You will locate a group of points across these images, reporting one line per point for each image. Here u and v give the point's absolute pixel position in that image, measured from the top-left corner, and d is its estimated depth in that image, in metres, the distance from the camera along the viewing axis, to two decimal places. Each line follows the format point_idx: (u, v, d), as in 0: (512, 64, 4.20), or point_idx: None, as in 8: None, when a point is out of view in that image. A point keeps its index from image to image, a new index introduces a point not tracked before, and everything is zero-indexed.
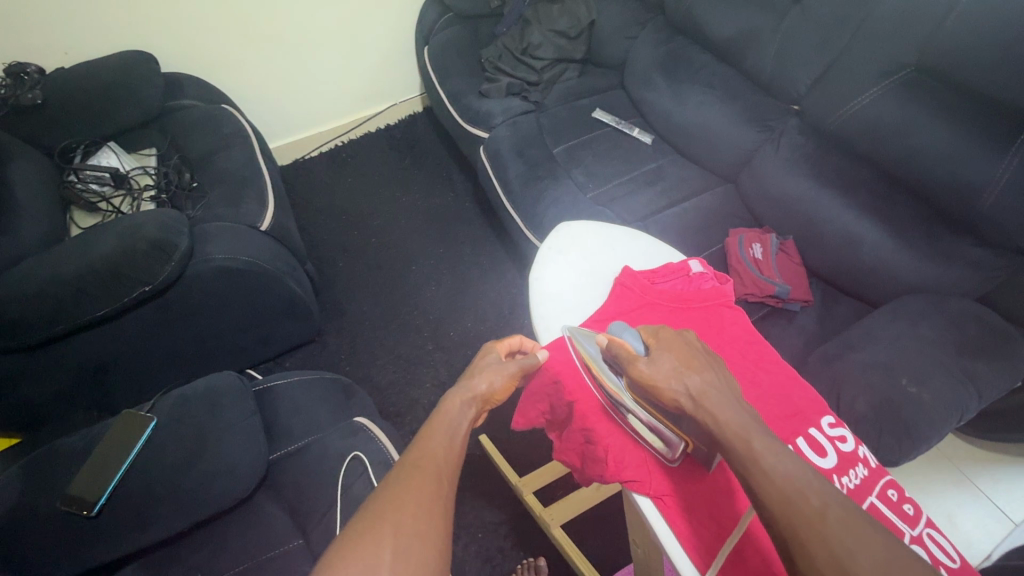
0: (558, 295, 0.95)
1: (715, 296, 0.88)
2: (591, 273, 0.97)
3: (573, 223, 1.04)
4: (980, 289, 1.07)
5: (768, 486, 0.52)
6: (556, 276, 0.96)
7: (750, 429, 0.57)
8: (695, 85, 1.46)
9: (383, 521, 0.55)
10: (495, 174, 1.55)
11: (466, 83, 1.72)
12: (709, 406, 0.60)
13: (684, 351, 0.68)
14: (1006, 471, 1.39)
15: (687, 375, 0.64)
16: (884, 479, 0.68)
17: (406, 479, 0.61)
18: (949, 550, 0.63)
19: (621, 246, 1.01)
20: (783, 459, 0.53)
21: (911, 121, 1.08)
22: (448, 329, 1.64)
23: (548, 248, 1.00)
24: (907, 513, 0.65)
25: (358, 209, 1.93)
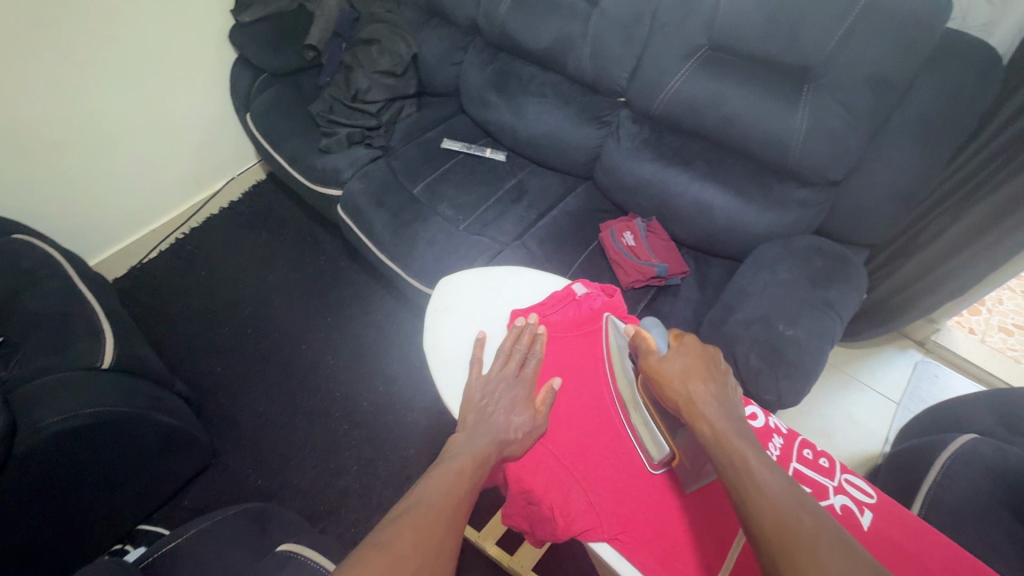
0: (457, 355, 0.91)
1: (607, 313, 0.91)
2: (483, 322, 0.94)
3: (453, 275, 1.02)
4: (814, 223, 1.21)
5: (763, 500, 0.52)
6: (449, 336, 0.93)
7: (748, 443, 0.59)
8: (530, 96, 1.49)
9: (363, 558, 0.52)
10: (362, 230, 1.47)
11: (303, 143, 1.62)
12: (706, 413, 0.63)
13: (701, 359, 0.70)
14: (879, 359, 1.60)
15: (693, 381, 0.67)
16: (798, 441, 0.74)
17: (401, 522, 0.59)
18: (865, 486, 0.69)
19: (505, 284, 1.00)
20: (778, 478, 0.54)
21: (719, 93, 1.18)
22: (360, 400, 1.53)
23: (434, 310, 0.97)
24: (825, 466, 0.72)
25: (223, 301, 1.74)
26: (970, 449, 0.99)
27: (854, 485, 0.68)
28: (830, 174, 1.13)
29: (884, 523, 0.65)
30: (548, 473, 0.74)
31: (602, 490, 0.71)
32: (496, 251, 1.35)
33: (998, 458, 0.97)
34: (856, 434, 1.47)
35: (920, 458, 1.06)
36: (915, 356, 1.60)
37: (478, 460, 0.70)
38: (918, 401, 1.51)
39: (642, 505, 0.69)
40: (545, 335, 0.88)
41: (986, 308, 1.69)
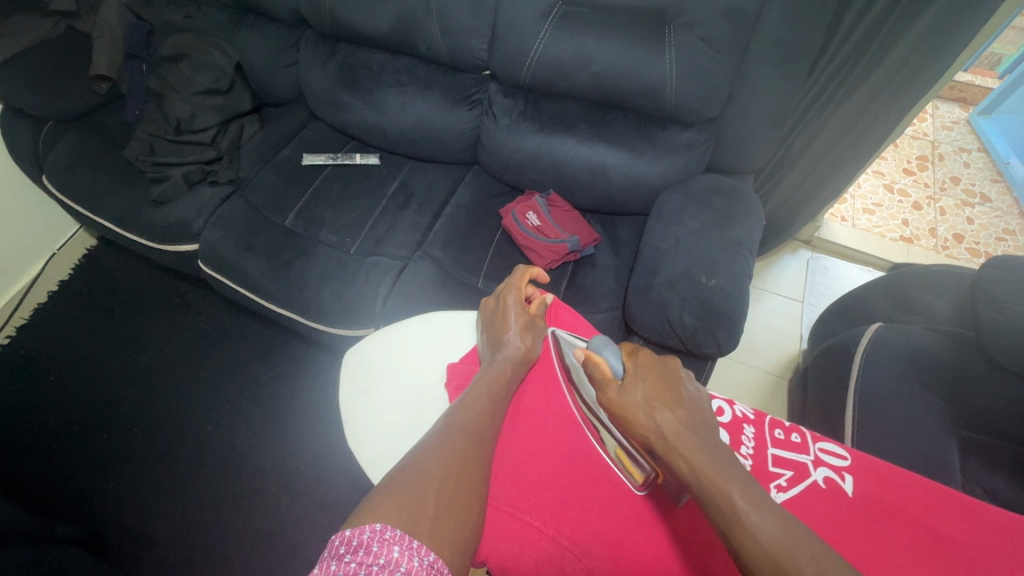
0: (395, 440, 0.74)
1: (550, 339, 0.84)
2: (413, 392, 0.79)
3: (359, 343, 0.85)
4: (704, 162, 1.22)
5: (756, 554, 0.50)
6: (378, 418, 0.76)
7: (732, 479, 0.54)
8: (386, 87, 1.33)
9: (405, 471, 0.56)
10: (236, 282, 1.26)
11: (129, 196, 1.33)
12: (681, 450, 0.58)
13: (663, 381, 0.65)
14: (778, 266, 1.72)
15: (659, 411, 0.62)
16: (768, 423, 0.72)
17: (451, 441, 0.61)
18: (838, 449, 0.69)
19: (426, 338, 0.85)
20: (771, 520, 0.51)
21: (586, 51, 1.11)
22: (295, 464, 1.36)
23: (350, 393, 0.79)
24: (796, 441, 0.70)
25: (89, 404, 1.45)
26: (877, 339, 1.10)
27: (829, 452, 0.67)
28: (707, 112, 1.12)
29: (866, 483, 0.65)
30: (534, 549, 0.64)
31: (598, 551, 0.63)
32: (399, 269, 1.23)
33: (899, 340, 1.08)
34: (776, 340, 1.59)
35: (841, 356, 1.15)
36: (805, 254, 1.74)
37: (496, 375, 0.72)
38: (817, 294, 1.66)
39: (641, 550, 0.62)
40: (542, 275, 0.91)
41: (849, 195, 1.87)
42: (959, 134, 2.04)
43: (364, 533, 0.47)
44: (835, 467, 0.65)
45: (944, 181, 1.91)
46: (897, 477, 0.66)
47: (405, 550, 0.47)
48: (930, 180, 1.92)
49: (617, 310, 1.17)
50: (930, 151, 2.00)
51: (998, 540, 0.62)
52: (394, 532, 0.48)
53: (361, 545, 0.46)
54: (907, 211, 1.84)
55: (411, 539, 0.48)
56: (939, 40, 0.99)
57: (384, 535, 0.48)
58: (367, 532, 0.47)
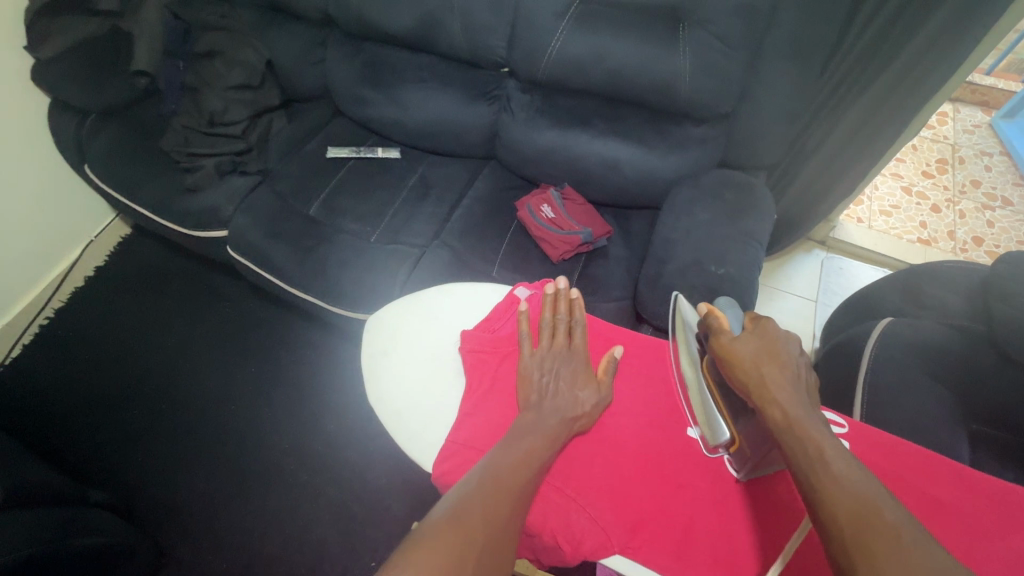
0: (409, 402, 0.78)
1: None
2: (430, 357, 0.82)
3: (380, 310, 0.88)
4: (716, 157, 1.24)
5: (839, 495, 0.50)
6: (395, 380, 0.80)
7: (825, 435, 0.55)
8: (409, 84, 1.38)
9: (444, 528, 0.53)
10: (262, 267, 1.32)
11: (164, 184, 1.41)
12: (780, 400, 0.59)
13: (778, 341, 0.64)
14: (793, 266, 1.73)
15: (767, 364, 0.62)
16: None
17: (489, 495, 0.58)
18: (836, 417, 0.70)
19: (443, 308, 0.88)
20: (855, 472, 0.52)
21: (602, 47, 1.14)
22: (312, 445, 1.41)
23: (370, 356, 0.82)
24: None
25: (121, 383, 1.52)
26: (889, 330, 1.11)
27: (830, 419, 0.68)
28: (720, 108, 1.15)
29: (863, 450, 0.66)
30: (541, 498, 0.66)
31: (602, 503, 0.66)
32: (417, 257, 1.27)
33: (910, 333, 1.09)
34: None
35: (851, 350, 1.15)
36: (820, 254, 1.74)
37: (549, 437, 0.67)
38: (831, 294, 1.65)
39: (647, 503, 0.66)
40: (580, 302, 0.82)
41: (866, 196, 1.86)
42: (980, 137, 2.02)
43: None
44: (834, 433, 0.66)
45: (964, 184, 1.90)
46: (896, 444, 0.67)
47: None
48: (950, 183, 1.90)
49: (627, 300, 1.19)
50: (950, 154, 1.98)
51: (993, 508, 0.63)
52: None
53: None
54: (925, 213, 1.83)
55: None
56: (952, 36, 1.01)
57: None
58: None
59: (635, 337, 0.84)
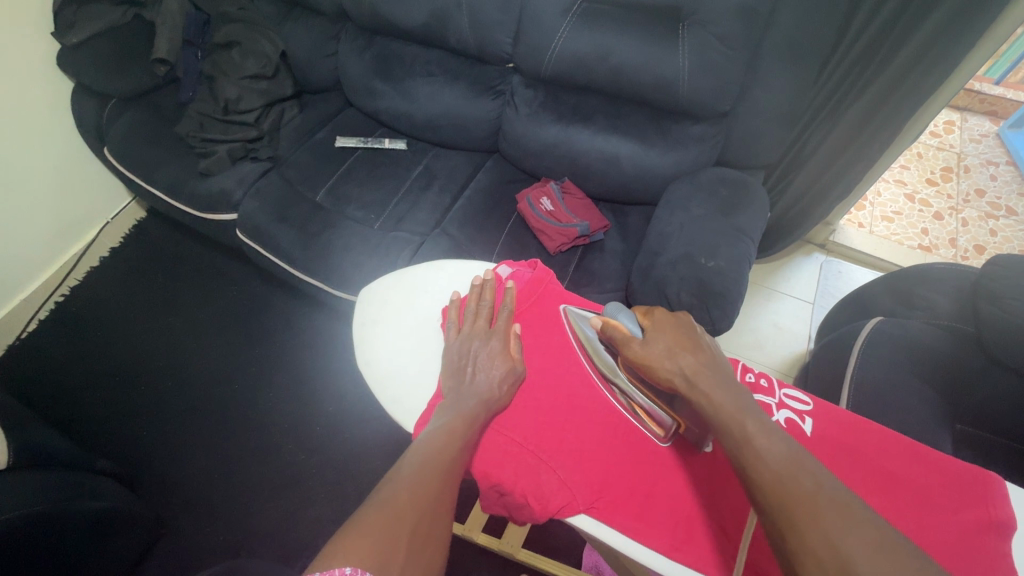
0: (395, 369, 0.81)
1: (541, 286, 0.86)
2: (415, 328, 0.85)
3: (372, 284, 0.92)
4: (714, 155, 1.26)
5: (764, 471, 0.53)
6: (382, 349, 0.83)
7: (746, 411, 0.58)
8: (417, 77, 1.42)
9: (369, 511, 0.54)
10: (268, 250, 1.37)
11: (179, 168, 1.46)
12: (700, 385, 0.62)
13: (681, 332, 0.68)
14: (792, 268, 1.74)
15: (680, 355, 0.65)
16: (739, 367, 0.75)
17: (413, 473, 0.60)
18: (801, 395, 0.72)
19: (430, 284, 0.91)
20: (776, 443, 0.54)
21: (604, 45, 1.17)
22: (312, 426, 1.45)
23: (359, 325, 0.86)
24: (764, 386, 0.73)
25: (131, 359, 1.57)
26: (876, 331, 1.12)
27: (794, 397, 0.70)
28: (720, 107, 1.17)
29: (826, 425, 0.68)
30: (510, 460, 0.69)
31: (570, 465, 0.68)
32: (418, 244, 1.31)
33: (898, 333, 1.10)
34: (784, 339, 1.61)
35: (840, 348, 1.17)
36: (819, 257, 1.75)
37: (467, 420, 0.68)
38: (828, 296, 1.67)
39: (613, 467, 0.68)
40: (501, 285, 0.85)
41: (868, 202, 1.87)
42: (987, 147, 2.02)
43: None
44: (794, 409, 0.69)
45: (968, 192, 1.90)
46: (859, 424, 0.68)
47: None
48: (954, 191, 1.91)
49: (621, 292, 1.22)
50: (956, 162, 1.98)
51: (956, 488, 0.62)
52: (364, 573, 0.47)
53: None
54: (928, 220, 1.83)
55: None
56: (949, 42, 1.02)
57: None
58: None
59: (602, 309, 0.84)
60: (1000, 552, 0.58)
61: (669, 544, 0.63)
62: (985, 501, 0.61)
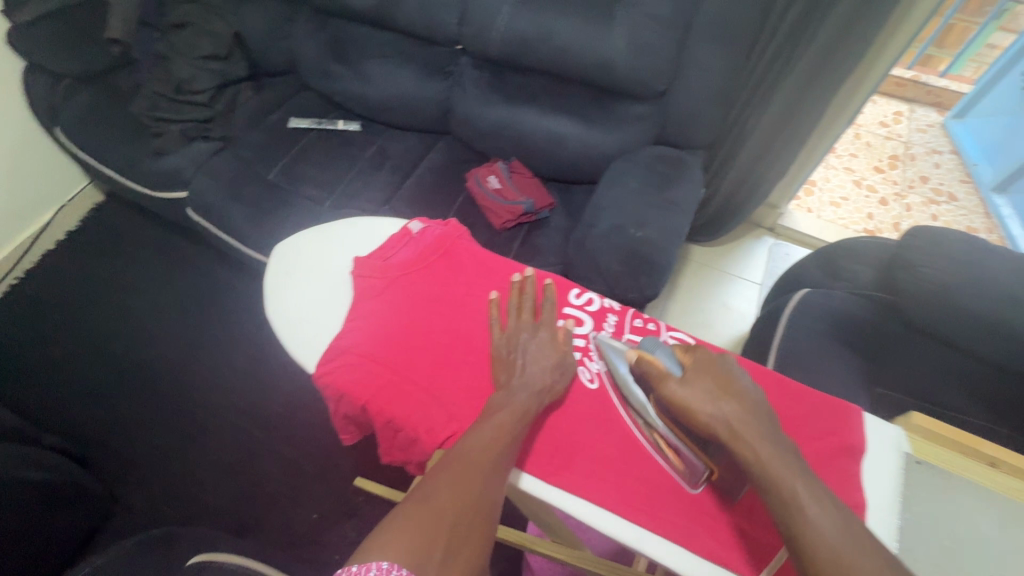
0: (305, 315, 0.81)
1: (450, 240, 0.83)
2: (332, 278, 0.85)
3: (290, 237, 0.90)
4: (654, 134, 1.30)
5: (819, 546, 0.49)
6: (299, 299, 0.82)
7: (797, 472, 0.54)
8: (370, 59, 1.44)
9: (405, 512, 0.53)
10: (220, 228, 1.38)
11: (132, 146, 1.46)
12: (746, 438, 0.57)
13: (723, 375, 0.63)
14: (742, 250, 1.78)
15: (721, 401, 0.60)
16: (631, 314, 0.81)
17: (450, 470, 0.57)
18: (685, 336, 0.79)
19: (346, 235, 0.90)
20: (829, 512, 0.51)
21: (544, 25, 1.19)
22: (266, 403, 1.46)
23: (276, 275, 0.85)
24: (652, 329, 0.79)
25: (85, 339, 1.57)
26: (804, 300, 1.16)
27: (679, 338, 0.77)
28: (656, 86, 1.21)
29: None
30: (409, 398, 0.69)
31: (462, 402, 0.69)
32: None
33: (824, 303, 1.14)
34: (732, 318, 1.64)
35: (772, 318, 1.21)
36: (769, 241, 1.80)
37: (520, 414, 0.64)
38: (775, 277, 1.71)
39: None
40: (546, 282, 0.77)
41: (817, 188, 1.94)
42: (932, 137, 2.10)
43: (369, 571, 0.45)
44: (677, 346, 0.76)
45: (913, 179, 1.97)
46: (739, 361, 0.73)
47: None
48: (899, 178, 1.98)
49: (563, 266, 1.25)
50: (903, 151, 2.06)
51: (818, 413, 0.65)
52: (400, 570, 0.46)
53: None
54: (873, 205, 1.90)
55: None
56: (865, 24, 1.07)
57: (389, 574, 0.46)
58: (372, 571, 0.46)
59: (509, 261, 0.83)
60: (852, 471, 0.61)
61: (549, 469, 0.67)
62: (843, 427, 0.64)
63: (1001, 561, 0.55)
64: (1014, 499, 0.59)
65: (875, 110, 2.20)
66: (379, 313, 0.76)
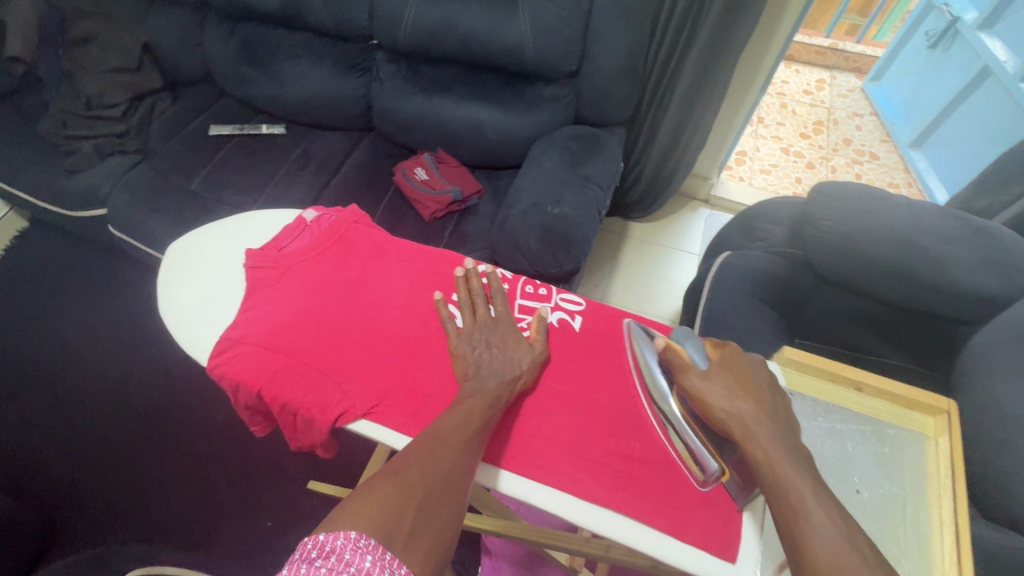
0: (198, 310, 0.81)
1: (343, 227, 0.86)
2: (225, 273, 0.85)
3: (184, 238, 0.90)
4: (571, 115, 1.32)
5: (817, 550, 0.49)
6: (190, 295, 0.82)
7: (806, 477, 0.54)
8: (284, 60, 1.42)
9: (382, 481, 0.54)
10: (143, 242, 1.34)
11: (44, 167, 1.42)
12: (758, 437, 0.57)
13: (747, 379, 0.63)
14: (679, 223, 1.82)
15: (739, 399, 0.61)
16: (522, 281, 0.84)
17: (426, 445, 0.58)
18: (576, 297, 0.82)
19: (240, 230, 0.90)
20: (834, 519, 0.50)
21: (449, 13, 1.20)
22: (209, 417, 1.43)
23: (167, 273, 0.85)
24: (543, 293, 0.82)
25: (16, 370, 1.51)
26: (727, 264, 1.19)
27: (568, 299, 0.81)
28: (566, 67, 1.23)
29: (592, 320, 0.79)
30: (301, 379, 0.71)
31: (355, 377, 0.72)
32: None
33: (744, 263, 1.18)
34: (673, 289, 1.67)
35: (699, 283, 1.25)
36: (704, 212, 1.84)
37: (491, 400, 0.65)
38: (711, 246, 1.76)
39: (393, 375, 0.72)
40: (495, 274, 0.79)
41: (747, 158, 2.00)
42: (853, 101, 2.19)
43: (336, 539, 0.46)
44: (564, 312, 0.80)
45: (837, 142, 2.05)
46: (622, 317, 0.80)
47: (377, 560, 0.46)
48: (824, 142, 2.06)
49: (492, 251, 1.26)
50: (826, 116, 2.14)
51: None
52: (369, 541, 0.47)
53: (333, 552, 0.45)
54: (801, 169, 1.97)
55: (384, 550, 0.47)
56: None
57: (357, 544, 0.46)
58: (340, 540, 0.46)
59: (404, 243, 0.86)
60: None
61: None
62: None
63: (868, 478, 0.63)
64: (878, 420, 0.67)
65: (799, 79, 2.28)
66: (272, 302, 0.78)
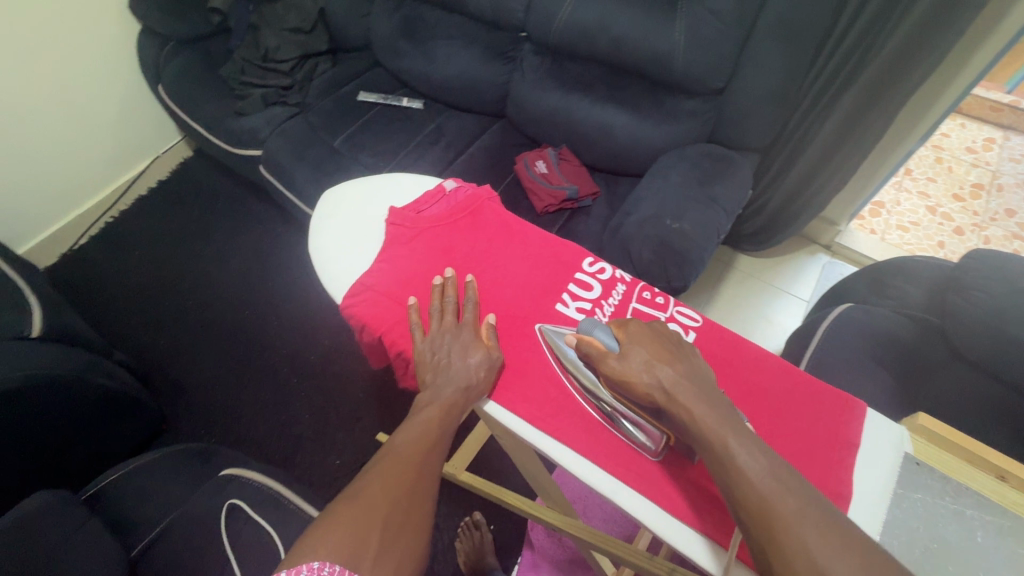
0: (338, 254, 0.89)
1: (477, 203, 0.90)
2: (367, 224, 0.93)
3: (337, 187, 0.99)
4: (706, 132, 1.29)
5: (748, 490, 0.50)
6: (334, 239, 0.91)
7: (727, 423, 0.55)
8: (438, 40, 1.51)
9: (338, 508, 0.54)
10: (284, 184, 1.49)
11: (220, 106, 1.62)
12: (682, 399, 0.57)
13: (660, 343, 0.64)
14: (794, 265, 1.71)
15: (658, 367, 0.61)
16: (641, 286, 0.83)
17: (382, 468, 0.59)
18: (693, 313, 0.79)
19: (385, 189, 0.97)
20: (759, 459, 0.52)
21: (605, 14, 1.22)
22: (306, 352, 1.57)
23: (318, 216, 0.95)
24: (660, 303, 0.80)
25: (162, 276, 1.74)
26: (848, 315, 1.11)
27: (684, 313, 0.78)
28: (712, 83, 1.20)
29: (706, 340, 0.76)
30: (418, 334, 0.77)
31: None
32: None
33: (867, 319, 1.09)
34: (773, 332, 1.58)
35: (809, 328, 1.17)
36: (823, 258, 1.72)
37: (448, 408, 0.67)
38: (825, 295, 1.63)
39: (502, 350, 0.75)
40: (469, 282, 0.79)
41: (885, 210, 1.83)
42: None
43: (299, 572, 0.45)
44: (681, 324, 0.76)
45: (996, 211, 1.82)
46: (740, 342, 0.75)
47: None
48: (981, 209, 1.84)
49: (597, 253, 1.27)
50: (989, 180, 1.91)
51: (820, 408, 0.69)
52: (332, 567, 0.47)
53: None
54: (946, 234, 1.78)
55: None
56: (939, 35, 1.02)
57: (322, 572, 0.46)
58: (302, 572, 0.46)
59: (530, 229, 0.89)
60: (844, 465, 0.64)
61: (536, 415, 0.70)
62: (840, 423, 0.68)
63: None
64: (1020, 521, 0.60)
65: (963, 134, 2.05)
66: (404, 259, 0.84)
